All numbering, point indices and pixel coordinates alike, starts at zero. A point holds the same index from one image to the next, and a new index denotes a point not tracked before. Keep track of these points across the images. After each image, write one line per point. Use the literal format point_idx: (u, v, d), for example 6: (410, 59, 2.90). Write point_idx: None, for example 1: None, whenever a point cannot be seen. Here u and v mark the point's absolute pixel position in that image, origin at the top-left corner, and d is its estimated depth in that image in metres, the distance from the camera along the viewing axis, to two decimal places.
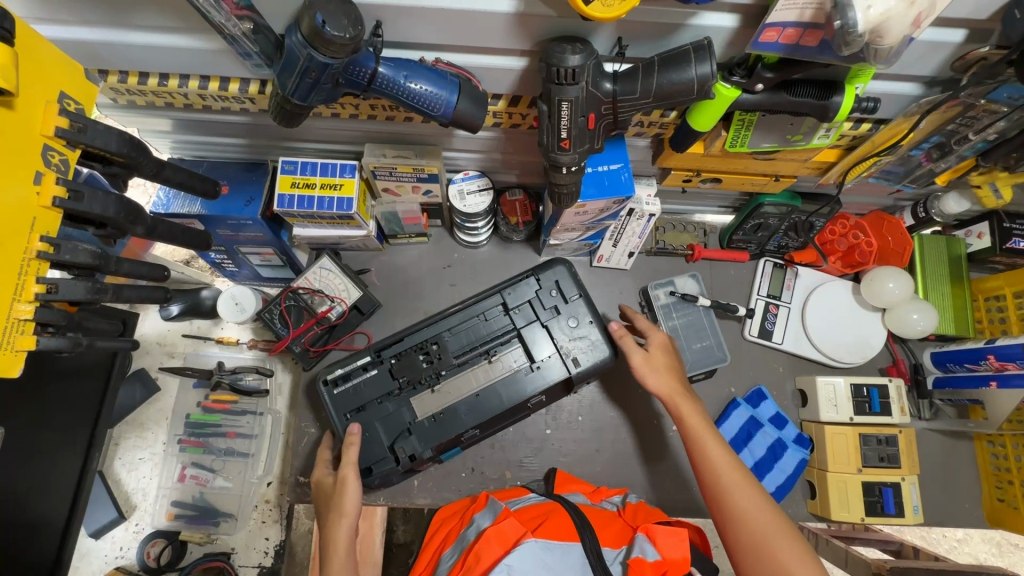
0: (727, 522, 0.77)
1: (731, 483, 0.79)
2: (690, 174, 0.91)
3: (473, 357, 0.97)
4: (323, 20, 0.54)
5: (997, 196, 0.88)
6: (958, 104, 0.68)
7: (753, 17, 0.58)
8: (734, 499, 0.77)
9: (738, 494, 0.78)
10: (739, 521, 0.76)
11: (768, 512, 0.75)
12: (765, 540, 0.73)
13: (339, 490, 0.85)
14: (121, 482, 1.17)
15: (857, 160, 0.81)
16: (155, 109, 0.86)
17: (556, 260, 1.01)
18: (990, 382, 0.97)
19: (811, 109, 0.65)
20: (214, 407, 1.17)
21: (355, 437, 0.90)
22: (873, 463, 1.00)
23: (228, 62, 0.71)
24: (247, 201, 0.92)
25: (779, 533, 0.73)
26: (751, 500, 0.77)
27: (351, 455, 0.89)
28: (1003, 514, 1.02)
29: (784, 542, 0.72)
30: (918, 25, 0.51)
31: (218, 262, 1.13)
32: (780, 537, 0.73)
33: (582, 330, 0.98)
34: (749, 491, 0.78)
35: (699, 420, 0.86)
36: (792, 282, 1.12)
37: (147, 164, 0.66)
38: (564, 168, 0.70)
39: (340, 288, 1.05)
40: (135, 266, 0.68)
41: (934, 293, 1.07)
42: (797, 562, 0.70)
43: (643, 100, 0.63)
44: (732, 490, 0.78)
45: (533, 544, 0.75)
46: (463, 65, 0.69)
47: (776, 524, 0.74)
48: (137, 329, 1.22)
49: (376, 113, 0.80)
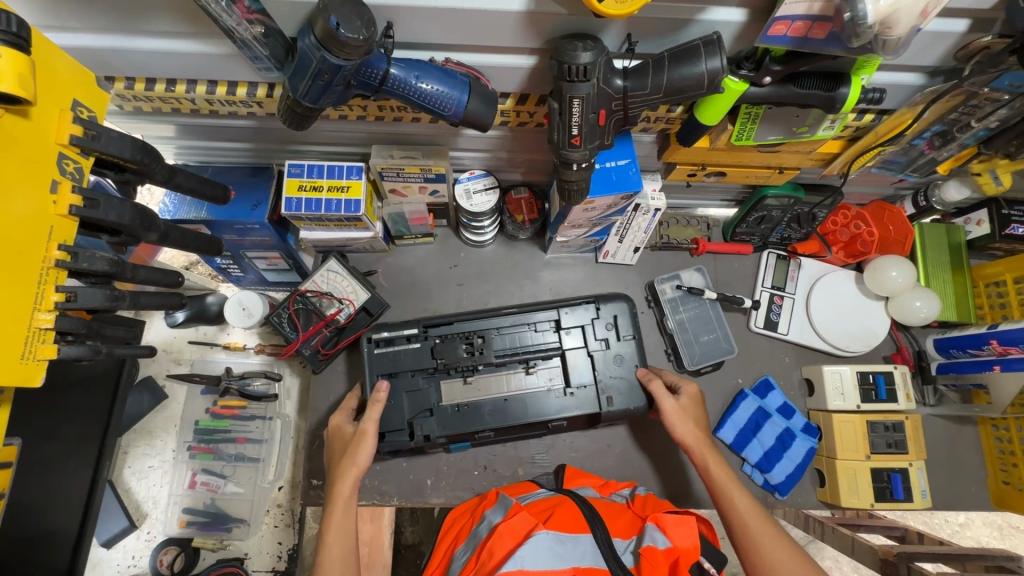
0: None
1: (763, 538, 0.80)
2: (695, 168, 0.92)
3: (511, 362, 0.97)
4: (336, 22, 0.54)
5: (997, 182, 0.89)
6: (961, 94, 0.69)
7: (760, 11, 0.59)
8: (768, 554, 0.78)
9: (770, 550, 0.79)
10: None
11: (802, 569, 0.76)
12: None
13: (358, 443, 0.89)
14: (131, 491, 1.17)
15: (860, 150, 0.82)
16: (160, 115, 0.86)
17: (619, 295, 1.01)
18: (993, 365, 0.98)
19: (818, 101, 0.66)
20: (223, 413, 1.17)
21: (380, 396, 0.92)
22: (880, 449, 1.01)
23: (237, 67, 0.71)
24: (254, 205, 0.93)
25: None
26: (784, 556, 0.78)
27: (374, 412, 0.91)
28: (1008, 496, 1.03)
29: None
30: (925, 16, 0.52)
31: (224, 267, 1.13)
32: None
33: (624, 370, 0.97)
34: (781, 546, 0.79)
35: (725, 472, 0.88)
36: (796, 274, 1.13)
37: (160, 170, 0.66)
38: (574, 165, 0.70)
39: (348, 290, 1.05)
40: (151, 273, 0.68)
41: (935, 280, 1.09)
42: None
43: (653, 96, 0.63)
44: (764, 545, 0.79)
45: (544, 535, 0.75)
46: (472, 64, 0.69)
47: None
48: (142, 336, 1.22)
49: (384, 114, 0.80)
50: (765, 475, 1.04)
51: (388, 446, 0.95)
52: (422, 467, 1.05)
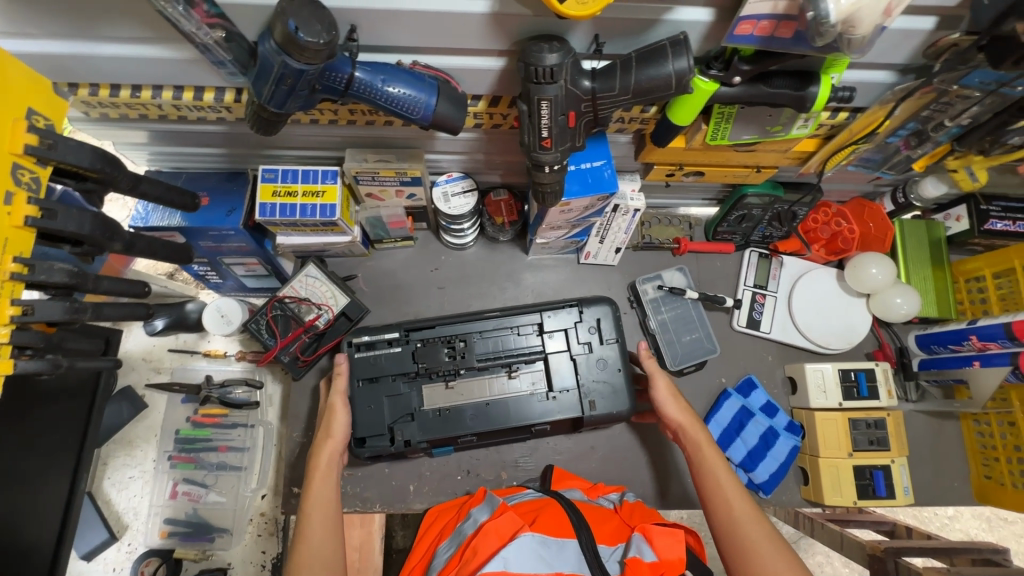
0: (734, 556, 0.76)
1: (742, 514, 0.79)
2: (672, 168, 0.91)
3: (494, 366, 0.96)
4: (295, 26, 0.53)
5: (972, 178, 0.89)
6: (931, 91, 0.69)
7: (726, 10, 0.58)
8: (743, 531, 0.77)
9: (746, 527, 0.77)
10: (747, 554, 0.75)
11: (776, 547, 0.74)
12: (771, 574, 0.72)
13: (332, 414, 0.92)
14: (111, 502, 1.15)
15: (835, 148, 0.82)
16: (129, 121, 0.84)
17: (603, 298, 1.00)
18: (973, 361, 0.98)
19: (788, 100, 0.66)
20: (205, 421, 1.16)
21: (340, 368, 0.95)
22: (863, 446, 1.01)
23: (202, 72, 0.70)
24: (229, 211, 0.91)
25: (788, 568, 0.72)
26: (760, 533, 0.76)
27: (339, 383, 0.94)
28: (991, 490, 1.04)
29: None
30: (889, 15, 0.52)
31: (202, 274, 1.12)
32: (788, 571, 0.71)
33: (608, 374, 0.97)
34: (759, 525, 0.77)
35: (714, 452, 0.87)
36: (778, 272, 1.13)
37: (123, 179, 0.65)
38: (547, 167, 0.69)
39: (327, 295, 1.04)
40: (115, 283, 0.67)
41: (915, 277, 1.09)
42: None
43: (622, 97, 0.63)
44: (741, 521, 0.78)
45: (529, 538, 0.74)
46: (441, 67, 0.68)
47: (781, 555, 0.73)
48: (120, 345, 1.20)
49: (355, 118, 0.79)
50: (749, 474, 1.04)
51: (368, 452, 0.94)
52: (404, 473, 1.04)
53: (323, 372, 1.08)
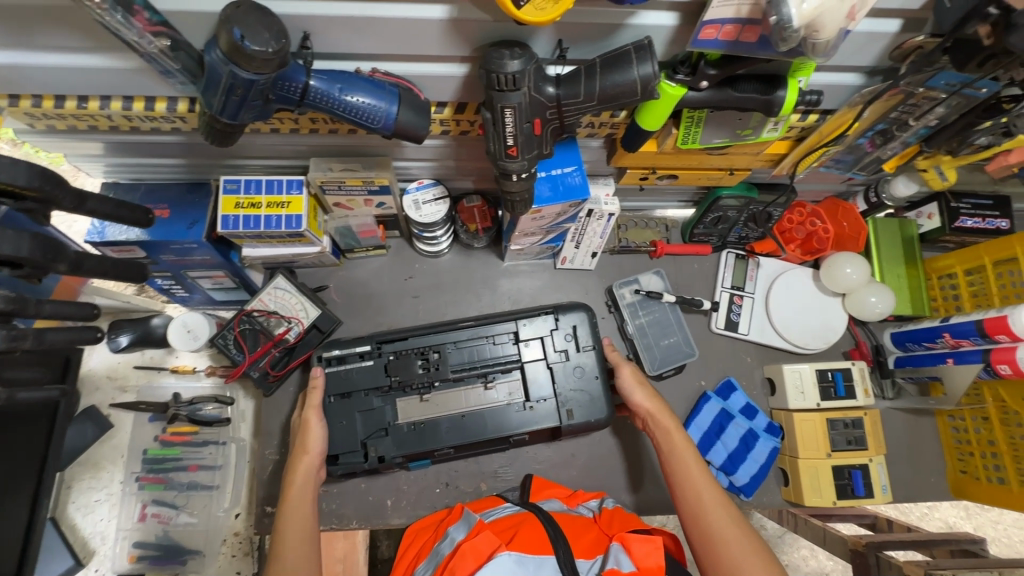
0: (700, 540, 0.77)
1: (709, 501, 0.80)
2: (646, 171, 0.90)
3: (469, 377, 0.94)
4: (241, 34, 0.51)
5: (942, 177, 0.91)
6: (898, 93, 0.69)
7: (691, 15, 0.57)
8: (710, 517, 0.78)
9: (712, 514, 0.78)
10: (713, 540, 0.76)
11: (741, 532, 0.76)
12: (734, 559, 0.74)
13: (306, 428, 0.89)
14: (77, 527, 1.11)
15: (807, 150, 0.81)
16: (79, 132, 0.80)
17: (578, 304, 0.99)
18: (947, 359, 1.00)
19: (756, 104, 0.65)
20: (174, 440, 1.12)
21: (317, 381, 0.91)
22: (841, 447, 1.01)
23: (152, 81, 0.67)
24: (191, 224, 0.88)
25: (749, 550, 0.74)
26: (726, 520, 0.77)
27: (314, 397, 0.91)
28: (967, 485, 1.05)
29: (751, 560, 0.73)
30: (852, 18, 0.51)
31: (167, 288, 1.07)
32: (751, 555, 0.74)
33: (585, 383, 0.95)
34: (725, 511, 0.78)
35: (682, 438, 0.88)
36: (754, 273, 1.13)
37: (66, 197, 0.62)
38: (514, 176, 0.67)
39: (296, 307, 1.01)
40: (58, 305, 0.64)
41: (889, 276, 1.10)
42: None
43: (588, 103, 0.61)
44: (707, 506, 0.79)
45: (506, 556, 0.73)
46: (402, 74, 0.66)
47: (745, 540, 0.75)
48: (83, 364, 1.15)
49: (317, 126, 0.76)
50: (729, 477, 1.03)
51: (342, 469, 0.92)
52: (381, 487, 1.02)
53: (295, 387, 1.05)
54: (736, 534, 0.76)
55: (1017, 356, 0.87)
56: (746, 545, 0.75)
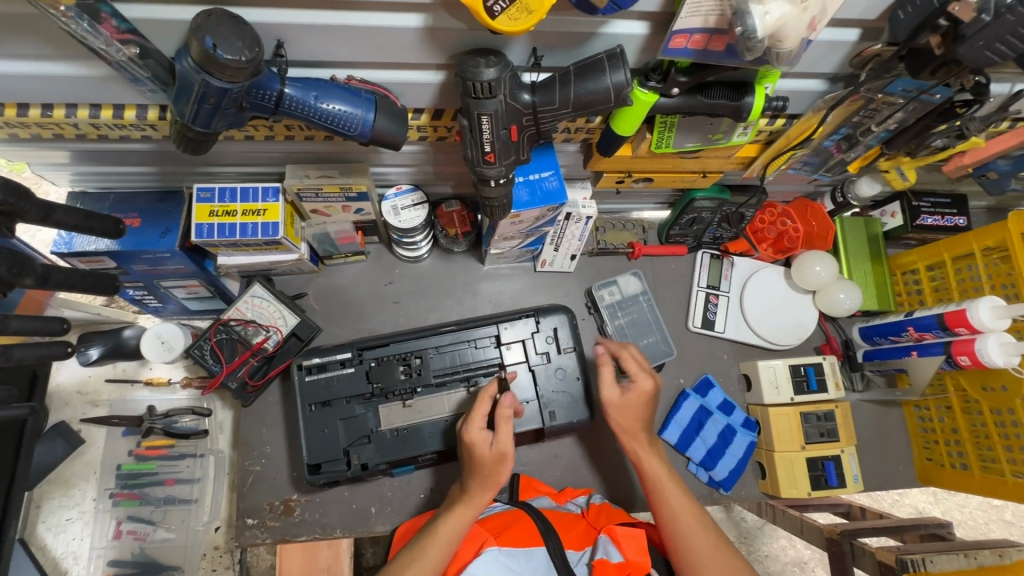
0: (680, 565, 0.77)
1: (688, 531, 0.78)
2: (622, 175, 0.91)
3: (452, 382, 0.94)
4: (213, 43, 0.50)
5: (902, 177, 0.94)
6: (859, 99, 0.71)
7: (661, 24, 0.59)
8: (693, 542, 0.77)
9: (694, 534, 0.78)
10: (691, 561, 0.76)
11: (722, 562, 0.75)
12: None
13: (496, 467, 0.80)
14: (47, 548, 1.07)
15: (775, 154, 0.84)
16: (43, 141, 0.78)
17: (559, 306, 1.00)
18: (911, 352, 1.03)
19: (726, 110, 0.67)
20: (149, 454, 1.09)
21: (507, 411, 0.83)
22: (814, 439, 1.04)
23: (121, 88, 0.66)
24: (163, 233, 0.86)
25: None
26: (708, 549, 0.76)
27: (506, 431, 0.82)
28: (933, 472, 1.10)
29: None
30: (814, 28, 0.53)
31: (139, 298, 1.05)
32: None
33: (567, 384, 0.96)
34: (705, 540, 0.77)
35: (660, 465, 0.85)
36: (729, 272, 1.16)
37: (32, 210, 0.60)
38: (492, 182, 0.68)
39: (274, 316, 0.98)
40: (25, 322, 0.63)
41: (857, 273, 1.13)
42: None
43: (563, 110, 0.62)
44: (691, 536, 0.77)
45: (495, 552, 0.74)
46: (378, 82, 0.66)
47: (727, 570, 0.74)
48: (51, 378, 1.12)
49: (293, 133, 0.76)
50: (709, 472, 1.06)
51: (324, 478, 0.91)
52: (364, 496, 1.01)
53: (275, 397, 1.03)
54: (710, 555, 0.76)
55: (976, 348, 0.91)
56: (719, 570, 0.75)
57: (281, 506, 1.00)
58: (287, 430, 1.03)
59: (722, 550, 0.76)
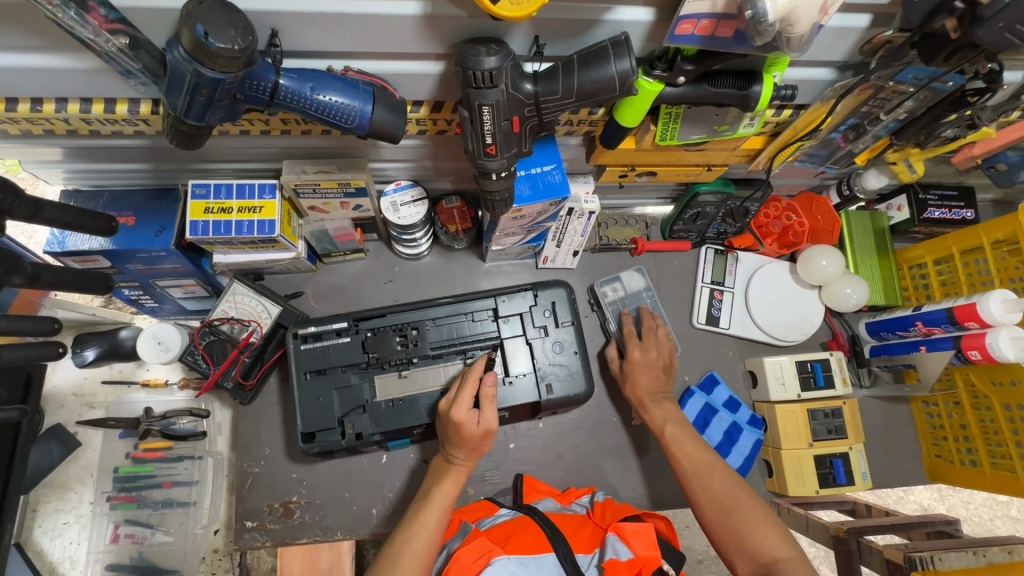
0: (697, 502, 0.83)
1: (697, 468, 0.85)
2: (625, 169, 0.89)
3: (449, 354, 0.92)
4: (204, 31, 0.48)
5: (910, 170, 0.92)
6: (869, 88, 0.70)
7: (667, 10, 0.57)
8: (705, 477, 0.84)
9: (706, 468, 0.85)
10: (708, 494, 0.82)
11: (732, 491, 0.81)
12: (729, 510, 0.79)
13: (481, 443, 0.85)
14: (44, 552, 1.06)
15: (782, 145, 0.82)
16: (34, 137, 0.76)
17: (557, 281, 0.98)
18: (920, 346, 1.02)
19: (733, 99, 0.65)
20: (146, 456, 1.07)
21: (490, 391, 0.85)
22: (822, 436, 1.02)
23: (112, 81, 0.64)
24: (159, 231, 0.84)
25: (751, 505, 0.79)
26: (718, 483, 0.82)
27: (490, 411, 0.85)
28: (942, 468, 1.08)
29: (747, 512, 0.78)
30: (825, 12, 0.52)
31: (134, 298, 1.03)
32: (755, 509, 0.78)
33: (564, 357, 0.94)
34: (715, 474, 0.84)
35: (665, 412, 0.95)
36: (734, 268, 1.14)
37: (20, 206, 0.59)
38: (494, 174, 0.66)
39: (256, 309, 0.96)
40: (12, 322, 0.61)
41: (864, 266, 1.12)
42: (758, 524, 0.77)
43: (566, 100, 0.60)
44: (701, 469, 0.85)
45: (504, 561, 0.72)
46: (376, 72, 0.64)
47: (738, 496, 0.80)
48: (46, 380, 1.10)
49: (289, 128, 0.74)
50: None
51: (318, 447, 0.90)
52: (365, 497, 1.00)
53: (273, 397, 1.02)
54: (722, 485, 0.82)
55: (987, 342, 0.89)
56: (732, 497, 0.80)
57: (280, 508, 0.98)
58: (286, 431, 1.01)
59: (735, 481, 0.83)
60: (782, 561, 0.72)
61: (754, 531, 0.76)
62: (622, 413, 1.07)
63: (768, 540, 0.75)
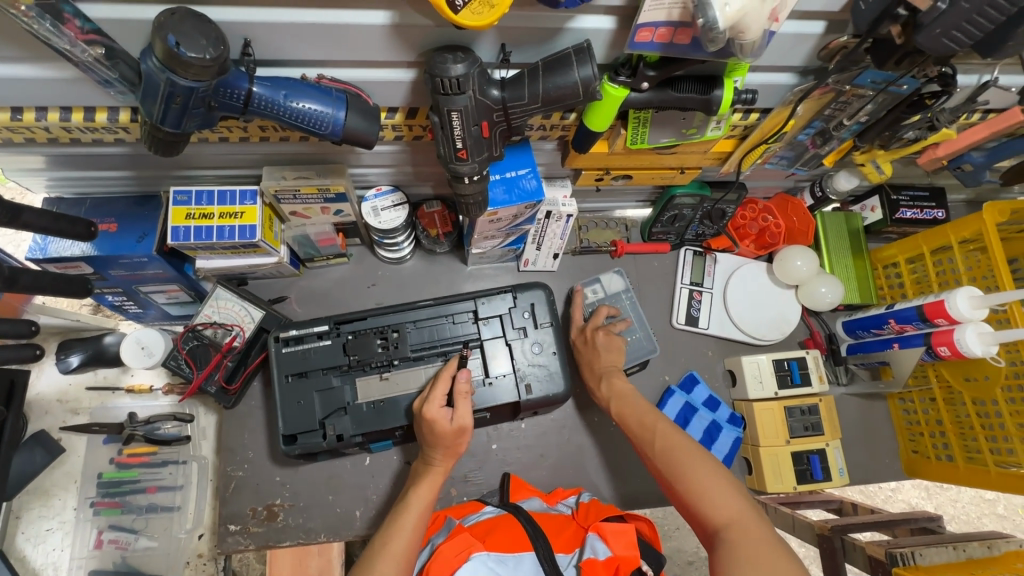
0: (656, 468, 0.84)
1: (655, 435, 0.86)
2: (600, 172, 0.91)
3: (429, 356, 0.94)
4: (176, 41, 0.50)
5: (879, 172, 0.94)
6: (829, 91, 0.72)
7: (627, 18, 0.59)
8: (662, 444, 0.85)
9: (663, 436, 0.85)
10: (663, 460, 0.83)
11: (686, 456, 0.81)
12: (680, 476, 0.80)
13: (456, 439, 0.86)
14: (27, 559, 1.06)
15: (750, 147, 0.84)
16: (16, 145, 0.77)
17: (536, 283, 0.99)
18: (893, 344, 1.04)
19: (696, 103, 0.67)
20: (131, 462, 1.08)
21: (464, 387, 0.87)
22: (799, 433, 1.04)
23: (91, 90, 0.66)
24: (140, 237, 0.85)
25: (702, 469, 0.79)
26: (673, 449, 0.83)
27: (464, 405, 0.86)
28: (919, 464, 1.10)
29: (698, 477, 0.78)
30: (775, 19, 0.54)
31: (118, 304, 1.04)
32: (704, 474, 0.78)
33: (544, 357, 0.95)
34: (671, 441, 0.84)
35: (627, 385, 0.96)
36: (712, 269, 1.16)
37: None
38: (466, 178, 0.68)
39: (239, 314, 0.97)
40: None
41: (839, 265, 1.14)
42: (707, 489, 0.77)
43: (533, 105, 0.62)
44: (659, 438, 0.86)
45: (483, 557, 0.73)
46: (349, 80, 0.66)
47: (689, 461, 0.80)
48: (30, 387, 1.10)
49: (267, 135, 0.76)
50: None
51: (299, 449, 0.90)
52: (349, 499, 1.00)
53: (256, 399, 1.03)
54: (677, 451, 0.82)
55: (954, 338, 0.91)
56: (685, 462, 0.81)
57: (264, 511, 0.99)
58: (269, 434, 1.02)
59: (692, 446, 0.83)
60: (727, 527, 0.72)
61: (703, 496, 0.76)
62: (604, 413, 1.09)
63: (716, 506, 0.75)
